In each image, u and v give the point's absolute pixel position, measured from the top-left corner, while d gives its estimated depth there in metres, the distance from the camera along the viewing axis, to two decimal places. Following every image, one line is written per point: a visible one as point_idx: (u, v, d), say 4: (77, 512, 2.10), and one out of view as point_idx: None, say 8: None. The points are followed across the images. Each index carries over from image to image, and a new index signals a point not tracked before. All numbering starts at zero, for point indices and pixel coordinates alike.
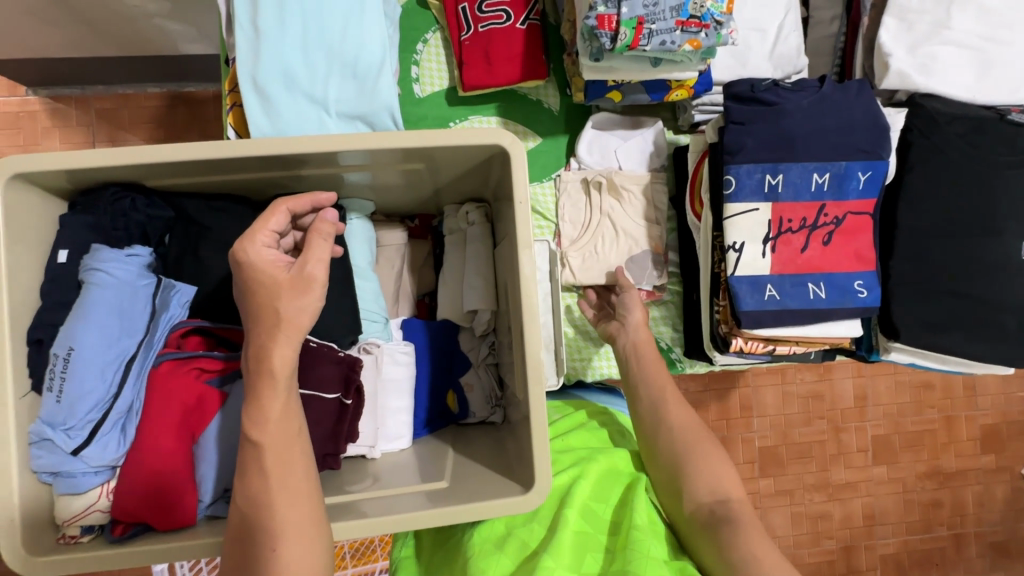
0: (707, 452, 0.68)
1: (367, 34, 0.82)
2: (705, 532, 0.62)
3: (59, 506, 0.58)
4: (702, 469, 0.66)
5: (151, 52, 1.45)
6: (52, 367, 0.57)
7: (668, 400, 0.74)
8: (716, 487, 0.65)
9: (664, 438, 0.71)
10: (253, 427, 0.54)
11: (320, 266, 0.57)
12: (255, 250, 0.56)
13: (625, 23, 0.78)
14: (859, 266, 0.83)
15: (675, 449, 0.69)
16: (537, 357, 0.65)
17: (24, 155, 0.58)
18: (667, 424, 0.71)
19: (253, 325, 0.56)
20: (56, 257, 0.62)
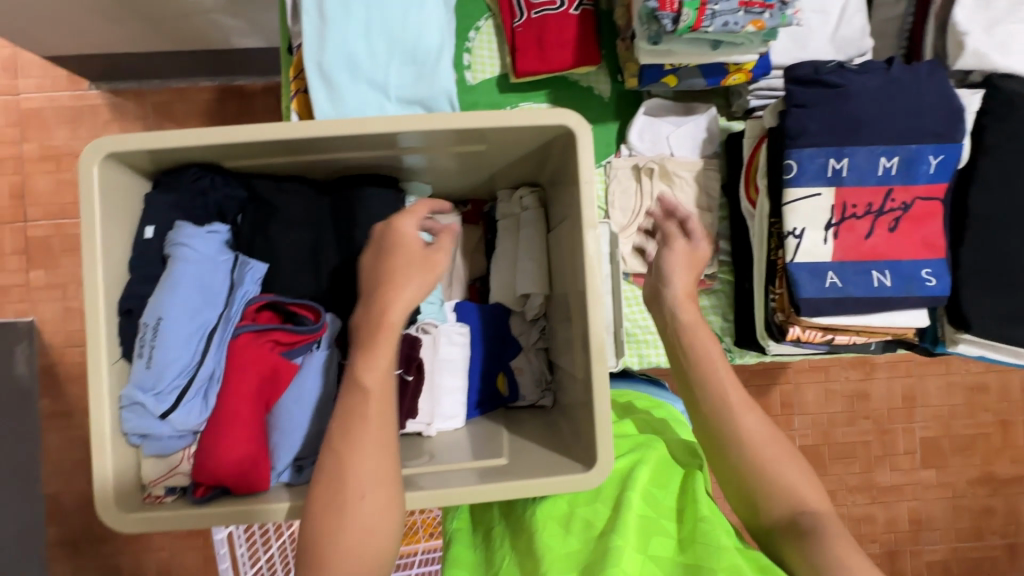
0: (786, 459, 0.62)
1: (425, 20, 0.83)
2: (791, 539, 0.59)
3: (146, 466, 0.62)
4: (779, 481, 0.61)
5: (205, 46, 1.50)
6: (142, 335, 0.61)
7: (737, 409, 0.64)
8: (797, 492, 0.61)
9: (734, 449, 0.63)
10: (365, 371, 0.58)
11: (446, 256, 0.64)
12: (403, 223, 0.64)
13: (688, 4, 0.77)
14: (927, 254, 0.80)
15: (751, 457, 0.62)
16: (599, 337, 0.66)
17: (117, 136, 0.61)
18: (740, 432, 0.63)
19: (381, 282, 0.61)
20: (143, 233, 0.66)
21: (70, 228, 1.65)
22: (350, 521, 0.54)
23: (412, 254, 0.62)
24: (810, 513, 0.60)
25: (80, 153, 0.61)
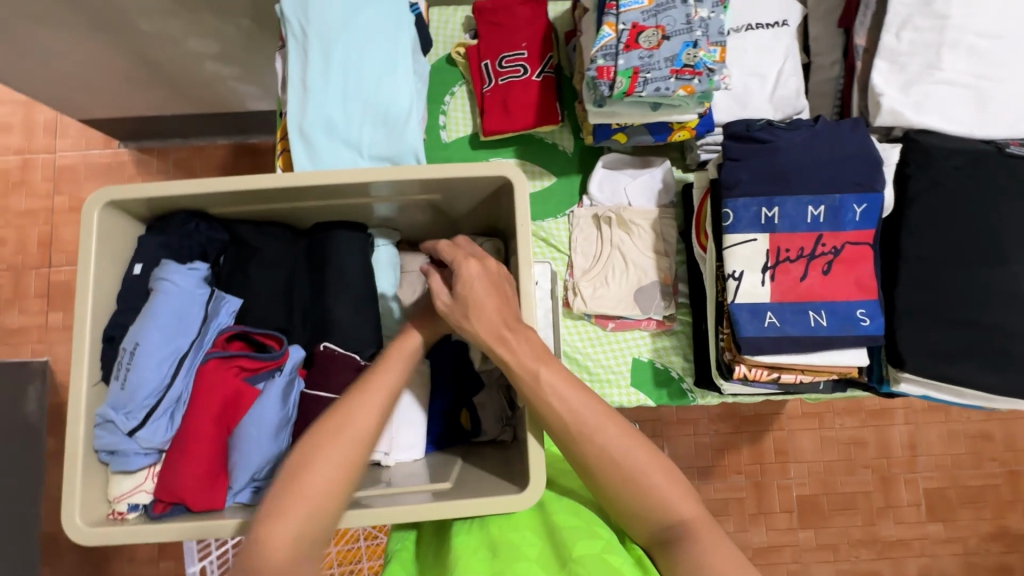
0: (657, 471, 0.64)
1: (399, 88, 0.94)
2: (662, 549, 0.63)
3: (113, 483, 0.68)
4: (654, 492, 0.63)
5: (223, 108, 1.67)
6: (120, 360, 0.68)
7: (596, 431, 0.65)
8: (666, 502, 0.63)
9: (600, 463, 0.64)
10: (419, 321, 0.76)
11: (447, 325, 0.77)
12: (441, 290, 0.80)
13: (622, 73, 0.86)
14: (860, 295, 0.85)
15: (617, 474, 0.64)
16: (530, 364, 0.66)
17: (115, 186, 0.71)
18: (605, 450, 0.64)
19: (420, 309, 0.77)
20: (133, 270, 0.74)
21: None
22: (335, 450, 0.63)
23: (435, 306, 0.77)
24: (678, 523, 0.63)
25: (86, 200, 0.71)
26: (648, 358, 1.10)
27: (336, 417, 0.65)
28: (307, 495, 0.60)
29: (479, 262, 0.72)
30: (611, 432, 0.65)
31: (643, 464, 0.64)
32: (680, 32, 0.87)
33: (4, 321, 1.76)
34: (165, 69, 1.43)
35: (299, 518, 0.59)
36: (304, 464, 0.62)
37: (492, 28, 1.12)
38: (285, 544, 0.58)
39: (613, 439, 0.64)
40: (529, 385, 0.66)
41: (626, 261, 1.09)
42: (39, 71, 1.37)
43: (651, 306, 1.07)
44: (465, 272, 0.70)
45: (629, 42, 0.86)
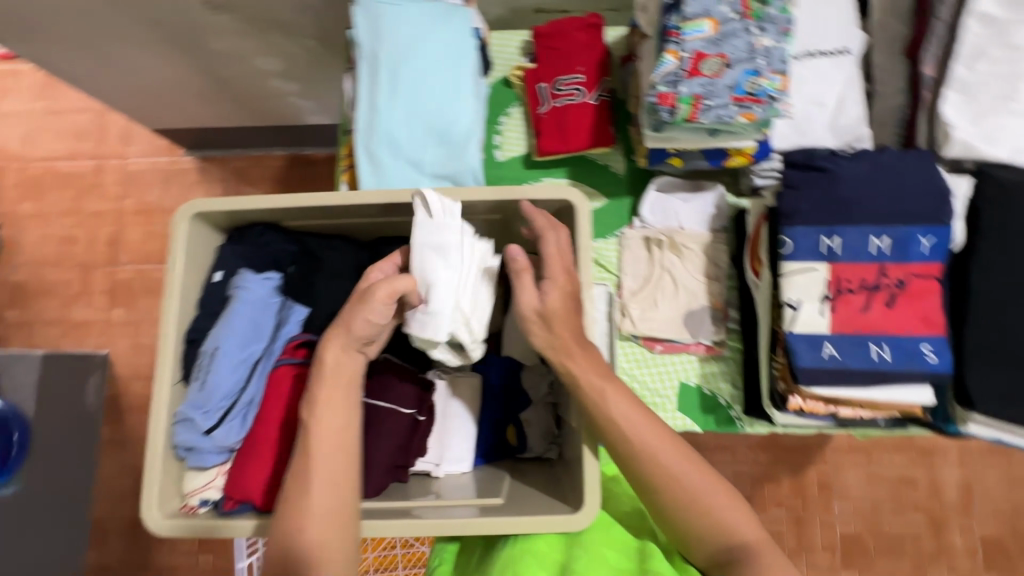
0: (717, 491, 0.65)
1: (460, 109, 0.98)
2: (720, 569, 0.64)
3: (187, 478, 0.72)
4: (720, 518, 0.64)
5: (282, 122, 1.77)
6: (201, 361, 0.73)
7: (658, 449, 0.65)
8: (730, 527, 0.64)
9: (665, 487, 0.65)
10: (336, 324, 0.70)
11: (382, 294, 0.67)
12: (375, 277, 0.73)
13: (683, 100, 0.87)
14: (925, 330, 0.82)
15: (682, 498, 0.64)
16: (597, 383, 0.67)
17: (206, 199, 0.77)
18: (670, 473, 0.65)
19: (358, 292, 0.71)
20: (213, 277, 0.79)
21: (151, 273, 1.89)
22: (319, 456, 0.66)
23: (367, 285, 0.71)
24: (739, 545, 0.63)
25: (175, 210, 0.77)
26: (695, 384, 1.09)
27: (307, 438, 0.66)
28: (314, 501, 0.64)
29: (569, 279, 0.71)
30: (677, 458, 0.66)
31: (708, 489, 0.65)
32: (742, 60, 0.87)
33: (72, 315, 1.88)
34: (233, 85, 1.52)
35: (321, 531, 0.63)
36: (298, 474, 0.65)
37: (549, 52, 1.15)
38: (314, 547, 0.63)
39: (679, 464, 0.65)
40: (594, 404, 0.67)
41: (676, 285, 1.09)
42: (123, 84, 1.48)
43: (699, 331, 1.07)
44: (562, 283, 0.70)
45: (691, 70, 0.87)
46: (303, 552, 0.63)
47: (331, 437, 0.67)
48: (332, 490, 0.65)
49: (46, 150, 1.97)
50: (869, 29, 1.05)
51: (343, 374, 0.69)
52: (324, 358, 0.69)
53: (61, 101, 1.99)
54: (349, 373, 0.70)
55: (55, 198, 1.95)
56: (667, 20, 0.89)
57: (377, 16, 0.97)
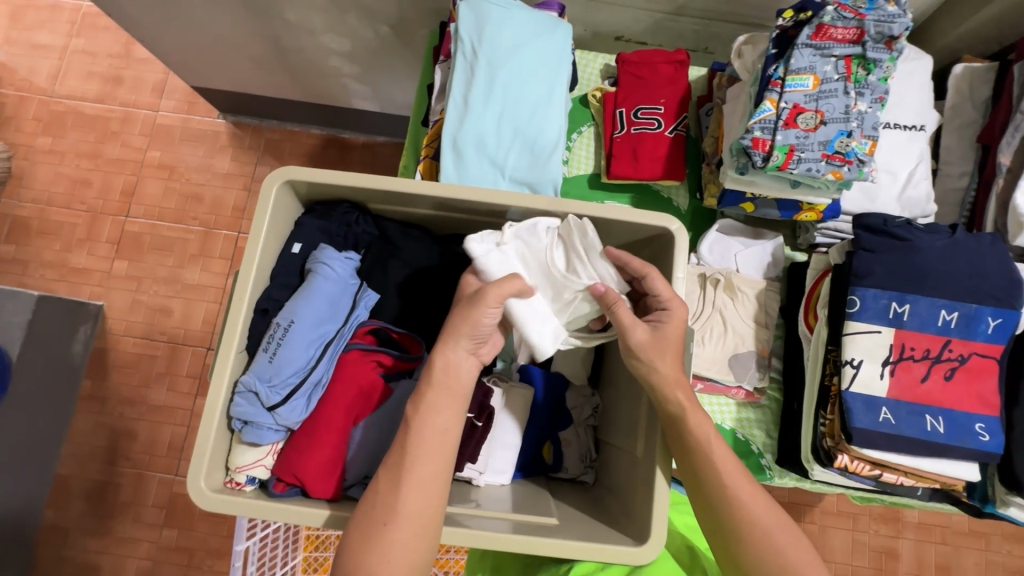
0: (798, 542, 0.68)
1: (548, 122, 0.99)
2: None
3: (236, 452, 0.67)
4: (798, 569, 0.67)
5: (327, 102, 1.73)
6: (273, 333, 0.69)
7: (745, 492, 0.69)
8: None
9: (749, 535, 0.68)
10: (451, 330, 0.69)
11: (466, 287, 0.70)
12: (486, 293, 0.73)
13: (778, 148, 0.89)
14: (980, 409, 0.84)
15: (764, 548, 0.67)
16: (702, 425, 0.69)
17: (297, 166, 0.74)
18: (756, 521, 0.68)
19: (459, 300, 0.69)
20: (291, 248, 0.76)
21: (163, 229, 1.81)
22: (424, 463, 0.65)
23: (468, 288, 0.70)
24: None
25: (266, 175, 0.74)
26: (730, 427, 1.08)
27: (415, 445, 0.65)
28: (412, 516, 0.63)
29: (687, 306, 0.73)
30: (768, 507, 0.69)
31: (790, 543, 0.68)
32: (837, 119, 0.89)
33: (72, 260, 1.79)
34: (291, 58, 1.49)
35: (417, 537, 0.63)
36: (397, 486, 0.63)
37: (632, 79, 1.16)
38: (406, 552, 0.62)
39: (760, 515, 0.68)
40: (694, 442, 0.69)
41: (726, 326, 1.08)
42: (177, 36, 1.44)
43: (745, 375, 1.06)
44: (682, 314, 0.72)
45: (788, 120, 0.89)
46: (387, 564, 0.61)
47: (433, 450, 0.65)
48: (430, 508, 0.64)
49: (73, 88, 1.90)
50: (943, 109, 1.08)
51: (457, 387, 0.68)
52: (433, 366, 0.67)
53: (98, 43, 1.92)
54: (457, 386, 0.68)
55: (75, 137, 1.87)
56: (770, 70, 0.92)
57: (484, 16, 0.98)
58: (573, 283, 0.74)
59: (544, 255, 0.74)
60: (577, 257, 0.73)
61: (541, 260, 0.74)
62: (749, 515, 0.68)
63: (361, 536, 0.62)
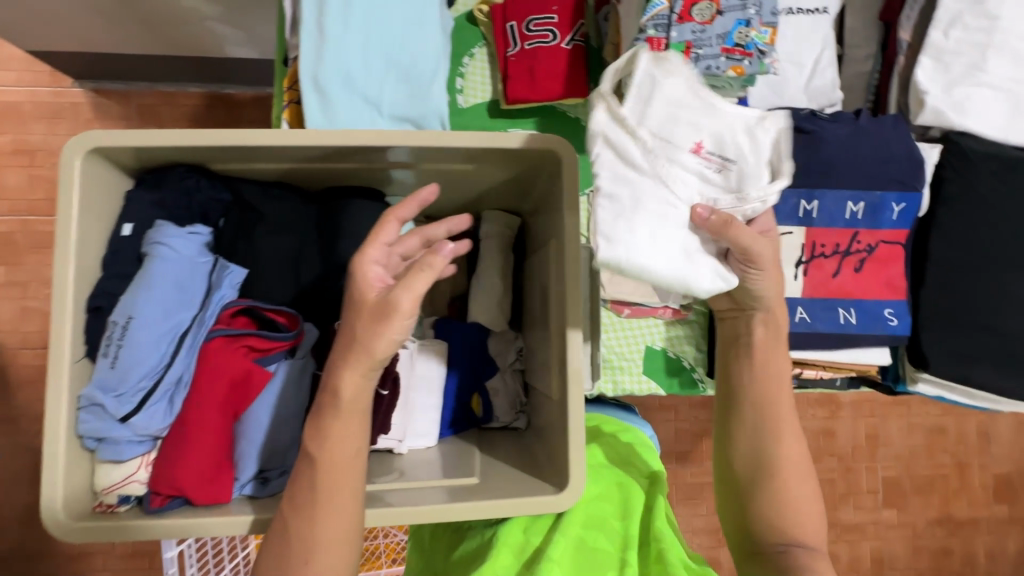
0: (800, 489, 0.70)
1: (425, 42, 0.85)
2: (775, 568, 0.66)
3: (99, 472, 0.59)
4: (797, 517, 0.68)
5: (203, 54, 1.37)
6: (109, 334, 0.58)
7: (784, 431, 0.71)
8: (802, 528, 0.68)
9: (766, 479, 0.70)
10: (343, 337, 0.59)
11: (403, 299, 0.57)
12: (366, 261, 0.60)
13: (674, 46, 0.81)
14: (889, 295, 0.85)
15: (778, 493, 0.69)
16: (768, 357, 0.73)
17: (102, 131, 0.60)
18: (779, 468, 0.70)
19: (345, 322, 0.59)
20: (121, 230, 0.64)
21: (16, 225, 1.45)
22: (324, 456, 0.58)
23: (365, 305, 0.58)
24: (803, 549, 0.67)
25: (64, 144, 0.59)
26: (661, 348, 1.07)
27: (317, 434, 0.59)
28: (328, 504, 0.57)
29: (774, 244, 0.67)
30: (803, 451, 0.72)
31: (803, 490, 0.70)
32: (734, 8, 0.82)
33: None
34: (149, 15, 1.15)
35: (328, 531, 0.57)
36: (301, 485, 0.58)
37: None
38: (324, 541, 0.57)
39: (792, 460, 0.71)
40: (755, 368, 0.74)
41: None
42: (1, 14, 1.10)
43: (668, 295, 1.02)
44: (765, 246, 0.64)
45: (682, 14, 0.81)
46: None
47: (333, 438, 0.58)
48: (334, 501, 0.58)
49: None
50: None
51: (360, 352, 0.58)
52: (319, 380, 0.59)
53: None
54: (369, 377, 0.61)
55: None
56: None
57: None
58: (725, 109, 0.60)
59: (675, 98, 0.59)
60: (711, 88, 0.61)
61: (675, 109, 0.59)
62: (778, 459, 0.70)
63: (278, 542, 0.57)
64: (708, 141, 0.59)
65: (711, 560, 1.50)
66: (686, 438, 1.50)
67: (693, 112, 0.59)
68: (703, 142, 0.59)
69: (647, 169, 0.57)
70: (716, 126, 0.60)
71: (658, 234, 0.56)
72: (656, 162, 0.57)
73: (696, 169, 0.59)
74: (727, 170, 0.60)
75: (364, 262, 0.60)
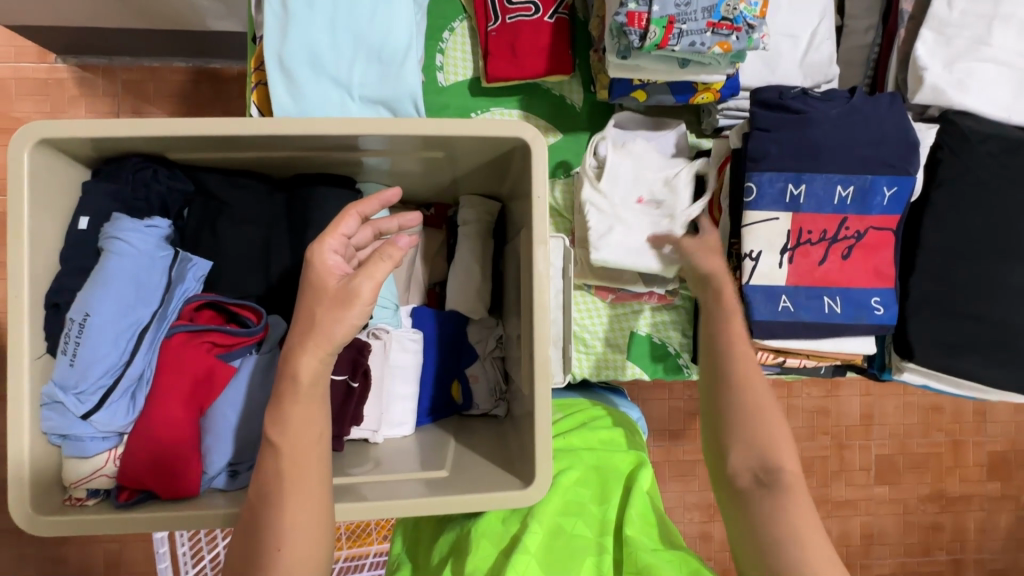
0: (770, 410, 0.66)
1: (396, 19, 0.82)
2: (755, 493, 0.62)
3: (67, 467, 0.59)
4: (768, 439, 0.64)
5: (190, 29, 1.26)
6: (67, 331, 0.58)
7: (743, 356, 0.69)
8: (775, 451, 0.63)
9: (729, 402, 0.67)
10: (302, 331, 0.57)
11: (365, 287, 0.57)
12: (322, 254, 0.59)
13: (655, 22, 0.77)
14: (876, 283, 0.82)
15: (746, 415, 0.65)
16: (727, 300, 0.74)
17: (51, 121, 0.58)
18: (747, 391, 0.67)
19: (303, 317, 0.58)
20: (77, 224, 0.63)
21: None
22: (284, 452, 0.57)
23: (324, 294, 0.57)
24: (777, 471, 0.62)
25: (12, 135, 0.57)
26: (647, 333, 1.06)
27: (279, 434, 0.57)
28: (293, 499, 0.56)
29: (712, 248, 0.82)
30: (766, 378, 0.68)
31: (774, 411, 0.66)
32: None
33: None
34: None
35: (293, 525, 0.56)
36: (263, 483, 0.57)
37: None
38: (287, 538, 0.55)
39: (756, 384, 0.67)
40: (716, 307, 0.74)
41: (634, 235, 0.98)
42: None
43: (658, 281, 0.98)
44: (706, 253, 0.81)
45: None
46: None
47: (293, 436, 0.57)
48: (299, 504, 0.56)
49: None
50: None
51: (318, 341, 0.57)
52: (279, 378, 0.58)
53: None
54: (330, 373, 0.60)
55: None
56: None
57: None
58: (653, 172, 0.93)
59: (622, 175, 0.92)
60: (642, 152, 0.95)
61: (622, 178, 0.92)
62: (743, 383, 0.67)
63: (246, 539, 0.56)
64: (647, 196, 0.92)
65: (703, 536, 1.51)
66: (678, 417, 1.50)
67: (633, 181, 0.93)
68: (643, 196, 0.92)
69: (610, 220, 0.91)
70: (650, 186, 0.93)
71: (624, 250, 0.90)
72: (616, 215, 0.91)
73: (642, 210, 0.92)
74: (661, 209, 0.92)
75: (322, 252, 0.59)
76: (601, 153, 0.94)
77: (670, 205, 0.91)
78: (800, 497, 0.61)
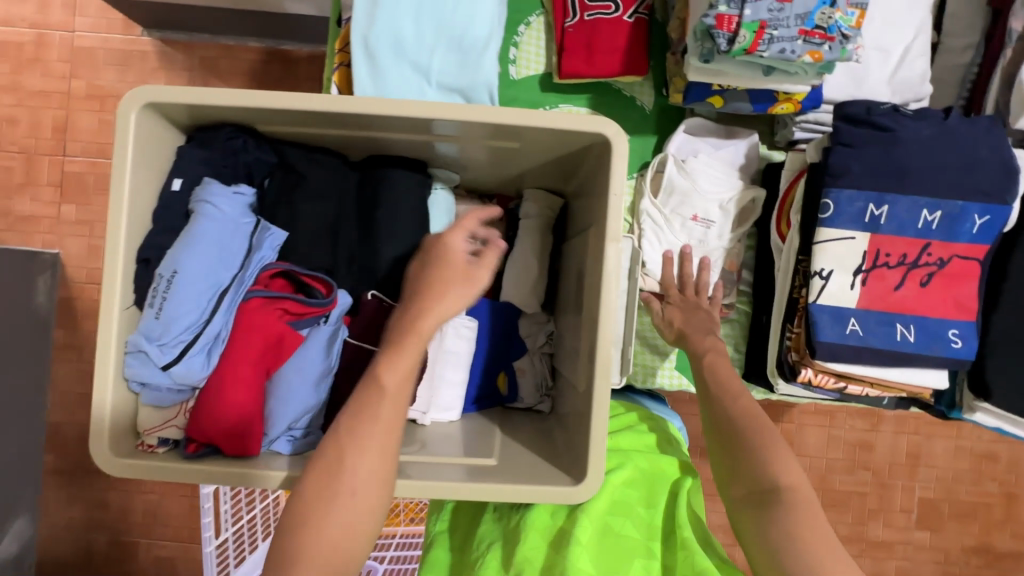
0: (763, 434, 0.68)
1: (479, 10, 0.83)
2: (755, 511, 0.63)
3: (143, 415, 0.63)
4: (764, 461, 0.66)
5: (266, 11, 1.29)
6: (155, 286, 0.61)
7: (726, 395, 0.74)
8: (771, 471, 0.64)
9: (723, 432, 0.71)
10: (428, 294, 0.65)
11: (487, 270, 0.67)
12: (453, 241, 0.69)
13: (746, 26, 0.75)
14: (955, 314, 0.78)
15: (739, 442, 0.68)
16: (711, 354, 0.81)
17: (160, 86, 0.61)
18: (735, 422, 0.70)
19: (426, 285, 0.66)
20: (171, 185, 0.66)
21: (71, 168, 1.43)
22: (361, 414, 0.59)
23: (452, 268, 0.66)
24: (776, 491, 0.63)
25: (121, 98, 0.61)
26: None
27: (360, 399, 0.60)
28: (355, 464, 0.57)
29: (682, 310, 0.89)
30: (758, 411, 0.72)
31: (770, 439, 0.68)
32: None
33: None
34: None
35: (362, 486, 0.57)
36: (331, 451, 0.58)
37: None
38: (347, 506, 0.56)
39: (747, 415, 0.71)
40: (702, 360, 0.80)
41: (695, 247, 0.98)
42: None
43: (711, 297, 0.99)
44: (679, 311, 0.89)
45: None
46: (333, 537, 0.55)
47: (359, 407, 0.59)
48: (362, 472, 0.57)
49: None
50: None
51: (434, 306, 0.64)
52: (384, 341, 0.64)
53: None
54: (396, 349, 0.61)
55: None
56: None
57: None
58: (712, 193, 0.96)
59: (684, 191, 0.96)
60: (708, 171, 0.96)
61: (682, 195, 0.96)
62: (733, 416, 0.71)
63: (304, 498, 0.57)
64: (700, 215, 0.96)
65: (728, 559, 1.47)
66: None
67: (693, 199, 0.96)
68: (698, 214, 0.96)
69: (660, 234, 0.97)
70: (706, 207, 0.96)
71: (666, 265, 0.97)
72: (668, 232, 0.97)
73: (692, 226, 0.97)
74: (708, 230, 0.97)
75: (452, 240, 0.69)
76: (671, 165, 0.96)
77: (716, 229, 0.97)
78: (807, 515, 0.61)
